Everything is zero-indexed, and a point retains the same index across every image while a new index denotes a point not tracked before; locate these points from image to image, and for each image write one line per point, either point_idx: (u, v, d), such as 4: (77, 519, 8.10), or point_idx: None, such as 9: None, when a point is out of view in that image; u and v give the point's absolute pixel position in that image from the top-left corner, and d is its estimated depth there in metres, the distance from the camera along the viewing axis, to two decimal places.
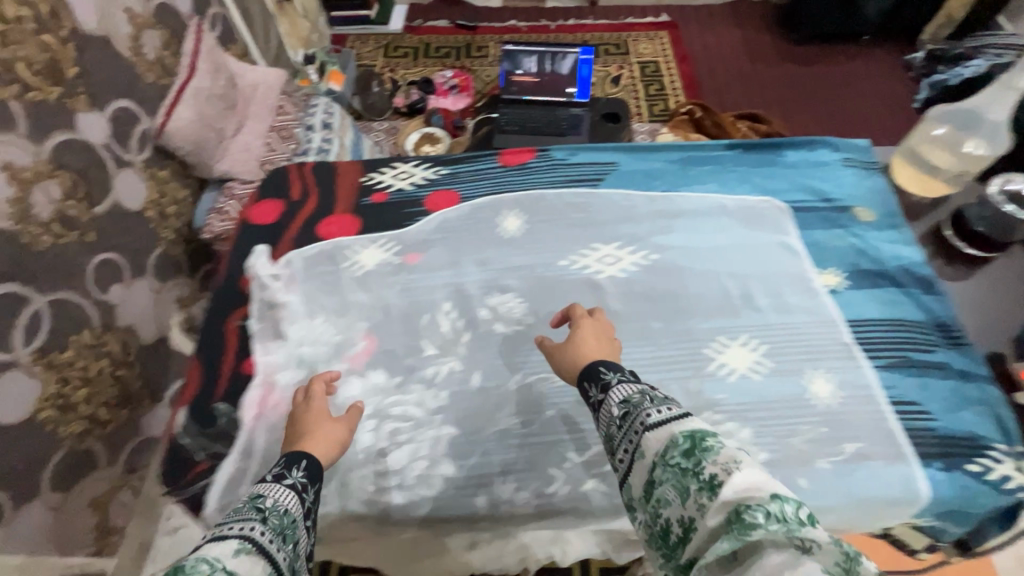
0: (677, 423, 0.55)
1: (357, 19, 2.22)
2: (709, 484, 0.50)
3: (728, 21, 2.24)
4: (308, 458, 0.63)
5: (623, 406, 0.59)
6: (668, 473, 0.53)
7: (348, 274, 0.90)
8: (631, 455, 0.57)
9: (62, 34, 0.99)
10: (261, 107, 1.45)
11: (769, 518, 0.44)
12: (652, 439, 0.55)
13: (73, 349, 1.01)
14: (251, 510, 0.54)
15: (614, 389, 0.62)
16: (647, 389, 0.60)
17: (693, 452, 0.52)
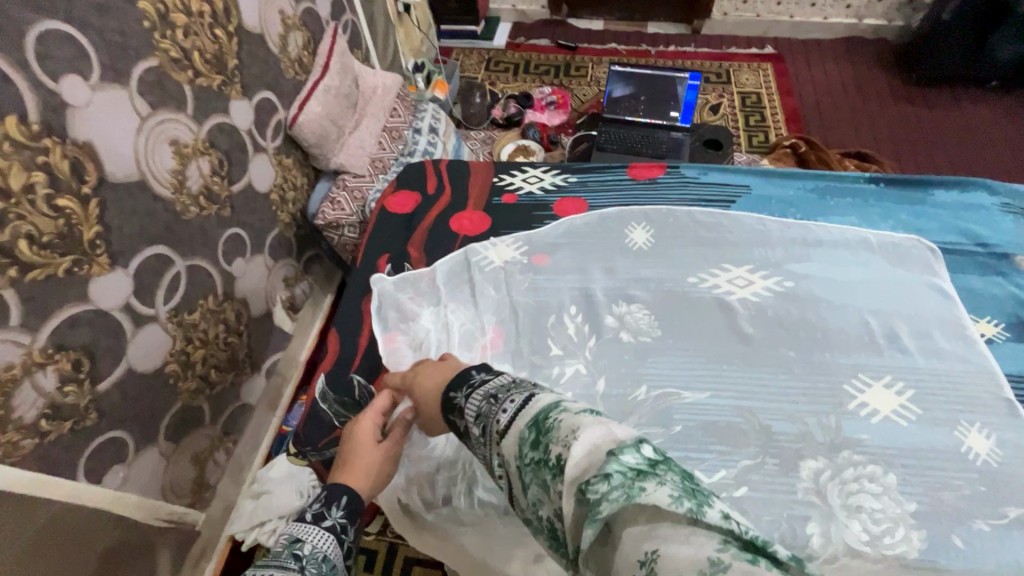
0: (522, 413, 0.51)
1: (463, 34, 2.32)
2: (556, 469, 0.45)
3: (839, 57, 2.17)
4: (347, 495, 0.68)
5: (478, 417, 0.55)
6: (528, 473, 0.48)
7: (479, 266, 0.93)
8: (501, 463, 0.52)
9: (229, 29, 1.09)
10: (377, 108, 1.54)
11: (610, 485, 0.41)
12: (508, 443, 0.51)
13: (199, 312, 1.10)
14: (288, 558, 0.60)
15: (474, 395, 0.57)
16: (497, 385, 0.56)
17: (538, 442, 0.48)
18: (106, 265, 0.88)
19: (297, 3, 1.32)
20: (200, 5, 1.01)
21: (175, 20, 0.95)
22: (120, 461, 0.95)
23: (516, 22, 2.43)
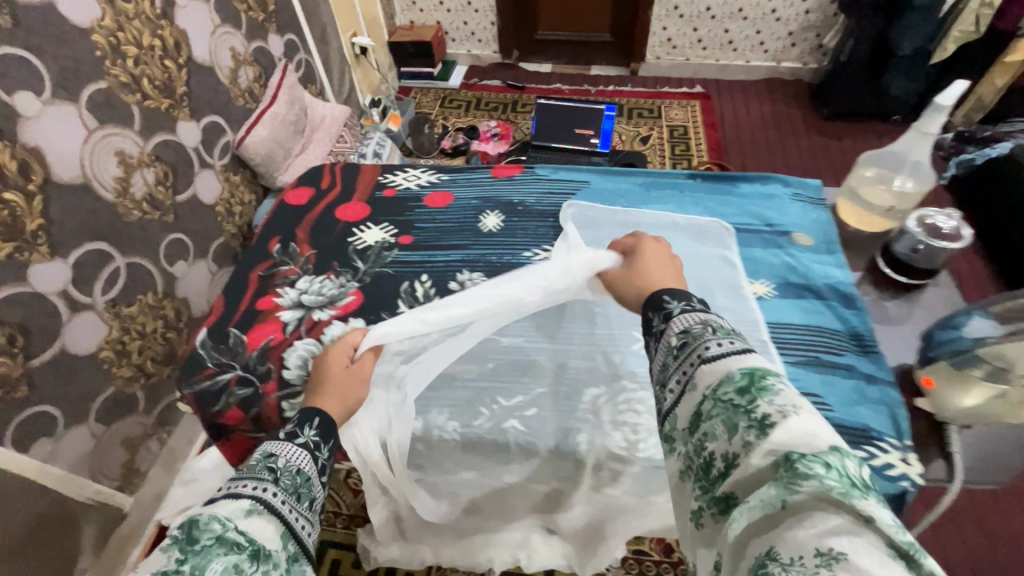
0: (734, 358, 0.48)
1: (422, 75, 2.55)
2: (759, 424, 0.43)
3: (761, 96, 2.39)
4: (321, 415, 0.59)
5: (681, 336, 0.53)
6: (717, 407, 0.46)
7: (357, 247, 0.83)
8: (681, 386, 0.51)
9: (180, 61, 1.27)
10: (324, 134, 1.71)
11: (828, 471, 0.38)
12: (707, 371, 0.49)
13: (138, 306, 1.22)
14: (261, 470, 0.49)
15: (678, 318, 0.56)
16: (698, 323, 0.54)
17: (748, 389, 0.46)
18: (47, 254, 1.00)
19: (249, 42, 1.51)
20: (151, 40, 1.18)
21: (127, 52, 1.12)
22: (48, 435, 1.04)
23: (471, 65, 2.67)
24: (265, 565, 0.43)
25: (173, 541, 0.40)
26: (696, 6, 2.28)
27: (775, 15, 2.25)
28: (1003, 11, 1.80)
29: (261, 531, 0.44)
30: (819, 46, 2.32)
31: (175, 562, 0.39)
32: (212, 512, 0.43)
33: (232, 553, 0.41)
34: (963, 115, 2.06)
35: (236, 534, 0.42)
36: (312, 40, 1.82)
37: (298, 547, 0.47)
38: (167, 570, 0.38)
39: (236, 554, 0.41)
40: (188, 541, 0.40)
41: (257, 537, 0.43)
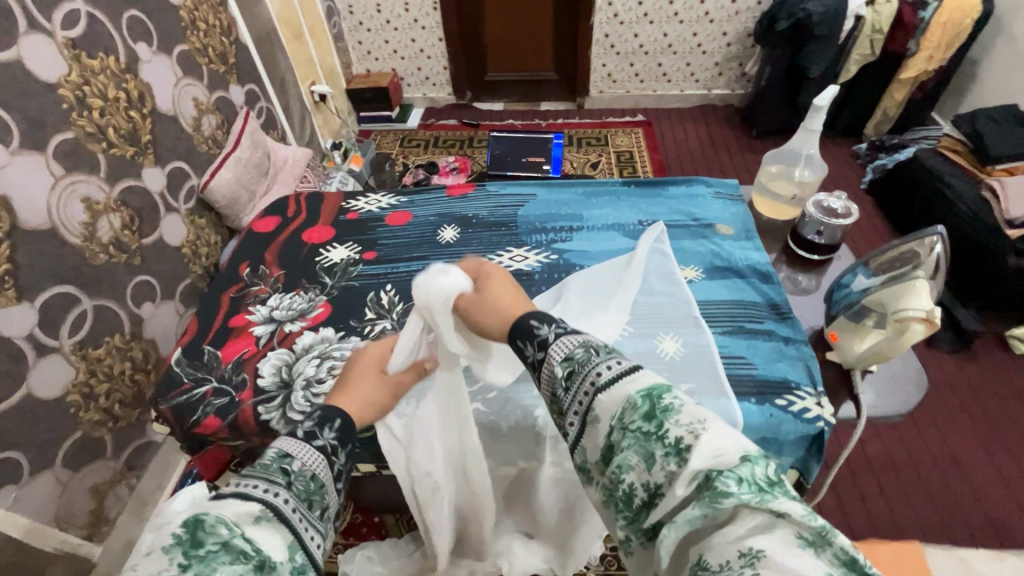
0: (626, 381, 0.50)
1: (380, 118, 2.67)
2: (676, 449, 0.45)
3: (697, 121, 2.60)
4: (342, 417, 0.61)
5: (565, 365, 0.54)
6: (629, 438, 0.48)
7: (323, 265, 0.89)
8: (584, 413, 0.52)
9: (144, 111, 1.33)
10: (288, 175, 1.78)
11: (743, 483, 0.41)
12: (606, 401, 0.50)
13: (105, 348, 1.22)
14: (276, 471, 0.49)
15: (553, 346, 0.56)
16: (579, 347, 0.54)
17: (653, 414, 0.47)
18: (13, 298, 1.02)
19: (211, 92, 1.59)
20: (116, 93, 1.24)
21: (93, 104, 1.18)
22: (13, 482, 1.03)
23: (428, 107, 2.81)
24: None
25: (176, 542, 0.39)
26: (630, 44, 2.50)
27: (701, 48, 2.48)
28: (892, 36, 2.04)
29: (268, 541, 0.43)
30: (743, 74, 2.56)
31: (176, 568, 0.37)
32: (217, 514, 0.42)
33: (238, 561, 0.39)
34: (874, 127, 2.30)
35: (242, 544, 0.41)
36: (272, 89, 1.92)
37: (305, 559, 0.45)
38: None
39: (243, 563, 0.39)
40: (191, 545, 0.39)
41: (263, 546, 0.42)
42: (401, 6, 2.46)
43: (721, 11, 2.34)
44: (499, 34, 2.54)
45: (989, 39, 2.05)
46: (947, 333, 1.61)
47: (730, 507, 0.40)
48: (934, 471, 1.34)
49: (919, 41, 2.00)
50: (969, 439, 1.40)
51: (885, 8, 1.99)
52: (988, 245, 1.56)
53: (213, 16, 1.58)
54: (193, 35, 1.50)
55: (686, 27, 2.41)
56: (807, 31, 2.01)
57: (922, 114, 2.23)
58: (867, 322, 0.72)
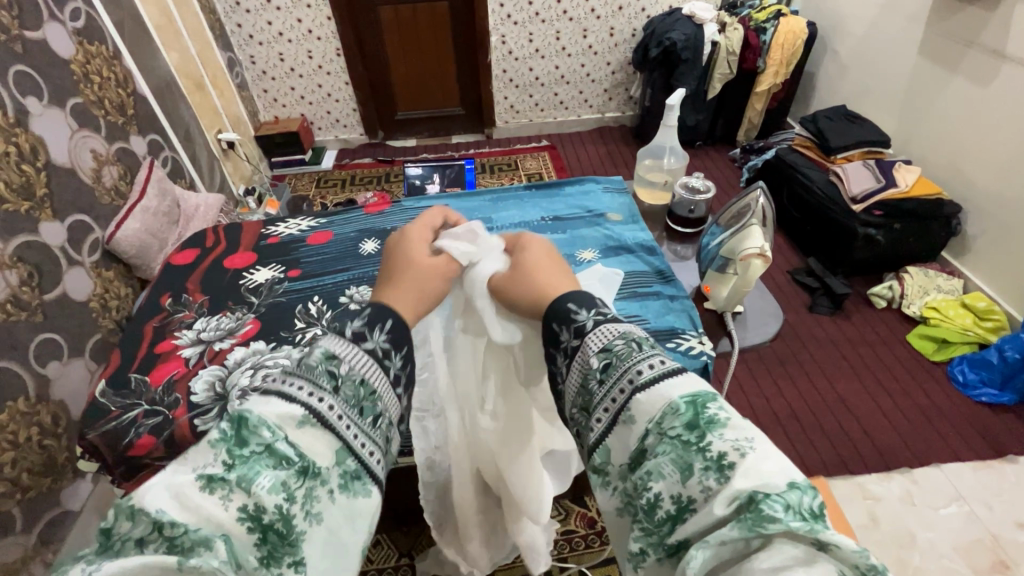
0: (669, 384, 0.43)
1: (294, 161, 2.69)
2: (716, 464, 0.38)
3: (596, 141, 2.85)
4: (394, 322, 0.52)
5: (601, 358, 0.48)
6: (666, 445, 0.41)
7: (248, 286, 0.92)
8: (621, 406, 0.45)
9: (38, 165, 1.29)
10: (202, 221, 1.76)
11: (793, 512, 0.34)
12: (645, 401, 0.43)
13: (7, 414, 1.14)
14: (320, 374, 0.44)
15: (591, 335, 0.50)
16: (620, 338, 0.48)
17: (695, 423, 0.40)
18: None
19: (111, 143, 1.56)
20: (6, 147, 1.21)
21: None
22: None
23: (341, 148, 2.87)
24: (312, 481, 0.40)
25: (222, 441, 0.39)
26: (526, 77, 2.72)
27: (590, 77, 2.75)
28: (744, 57, 2.39)
29: (312, 446, 0.41)
30: (629, 98, 2.85)
31: (222, 467, 0.38)
32: (259, 415, 0.41)
33: (279, 467, 0.39)
34: (744, 134, 2.64)
35: (285, 446, 0.40)
36: (176, 138, 1.90)
37: (355, 463, 0.43)
38: (214, 475, 0.38)
39: (286, 467, 0.39)
40: (236, 444, 0.39)
41: (307, 452, 0.41)
42: (303, 54, 2.54)
43: (602, 44, 2.63)
44: (404, 74, 2.67)
45: (819, 55, 2.46)
46: (823, 299, 1.87)
47: (774, 533, 0.33)
48: (829, 415, 1.55)
49: (765, 60, 2.36)
50: (856, 386, 1.62)
51: (735, 34, 2.33)
52: (841, 220, 1.85)
53: (107, 69, 1.57)
54: (87, 87, 1.48)
55: (574, 59, 2.67)
56: (675, 56, 2.30)
57: (779, 121, 2.60)
58: (728, 274, 0.88)
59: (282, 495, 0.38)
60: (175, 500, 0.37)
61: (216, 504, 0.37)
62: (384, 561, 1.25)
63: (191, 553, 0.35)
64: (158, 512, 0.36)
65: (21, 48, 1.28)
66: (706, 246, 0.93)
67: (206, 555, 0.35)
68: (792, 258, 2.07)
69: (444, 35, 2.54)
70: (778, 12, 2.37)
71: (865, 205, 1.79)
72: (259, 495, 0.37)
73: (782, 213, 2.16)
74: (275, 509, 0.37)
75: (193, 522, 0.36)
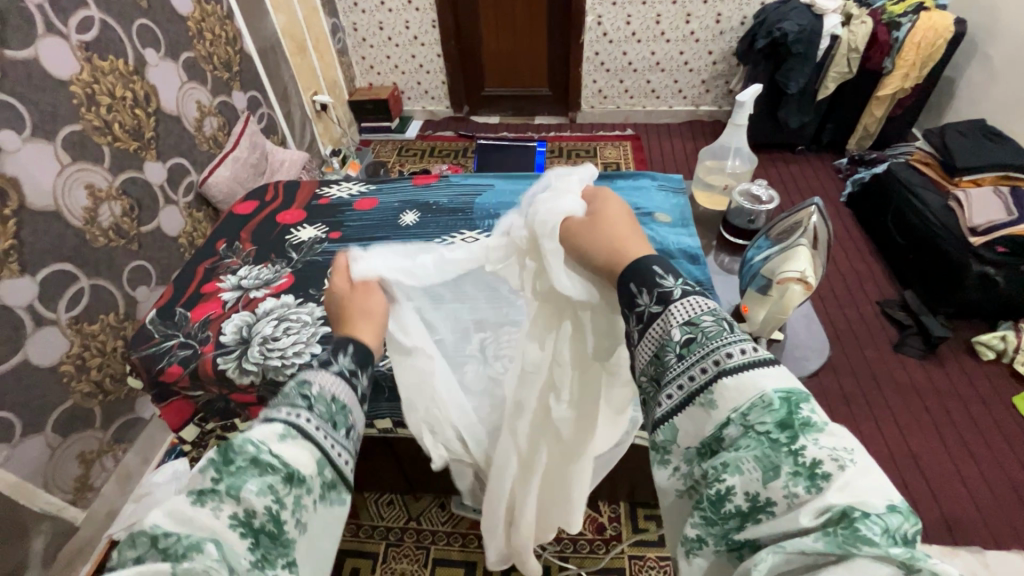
0: (759, 373, 0.42)
1: (381, 128, 2.80)
2: (808, 471, 0.37)
3: (684, 135, 2.68)
4: (355, 347, 0.57)
5: (686, 333, 0.47)
6: (750, 440, 0.40)
7: (291, 242, 0.98)
8: (699, 386, 0.45)
9: (149, 110, 1.44)
10: (285, 177, 1.89)
11: (890, 536, 0.33)
12: (731, 387, 0.43)
13: (100, 325, 1.32)
14: (296, 396, 0.48)
15: (677, 304, 0.49)
16: (706, 316, 0.47)
17: (788, 423, 0.39)
18: (17, 271, 1.12)
19: (214, 96, 1.71)
20: (123, 92, 1.36)
21: (100, 100, 1.29)
22: (5, 441, 1.11)
23: (426, 119, 2.94)
24: (298, 488, 0.44)
25: (210, 461, 0.42)
26: (619, 62, 2.60)
27: (688, 67, 2.58)
28: (869, 54, 2.11)
29: (297, 457, 0.44)
30: (729, 92, 2.64)
31: (210, 481, 0.41)
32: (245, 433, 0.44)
33: (266, 474, 0.42)
34: (855, 143, 2.36)
35: (271, 457, 0.43)
36: (274, 97, 2.04)
37: (336, 474, 0.47)
38: (205, 489, 0.40)
39: (272, 476, 0.42)
40: (223, 461, 0.42)
41: (291, 462, 0.43)
42: (401, 24, 2.60)
43: (707, 31, 2.44)
44: (495, 50, 2.66)
45: (965, 58, 2.11)
46: (914, 339, 1.65)
47: (860, 554, 0.33)
48: (895, 471, 1.37)
49: (895, 60, 2.07)
50: (940, 452, 1.41)
51: (861, 28, 2.05)
52: (955, 255, 1.60)
53: (219, 27, 1.71)
54: (200, 43, 1.62)
55: (673, 46, 2.51)
56: (785, 48, 2.08)
57: (900, 131, 2.29)
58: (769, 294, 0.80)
59: (271, 499, 0.42)
60: (166, 513, 0.39)
61: (208, 514, 0.40)
62: (394, 520, 1.31)
63: (184, 559, 0.37)
64: (153, 526, 0.39)
65: (145, 4, 1.43)
66: (750, 265, 0.84)
67: (200, 556, 0.37)
68: (885, 288, 1.84)
69: (539, 13, 2.49)
70: (920, 5, 2.06)
71: (986, 239, 1.53)
72: (248, 502, 0.41)
73: (884, 236, 1.92)
74: (265, 514, 0.41)
75: (187, 531, 0.39)
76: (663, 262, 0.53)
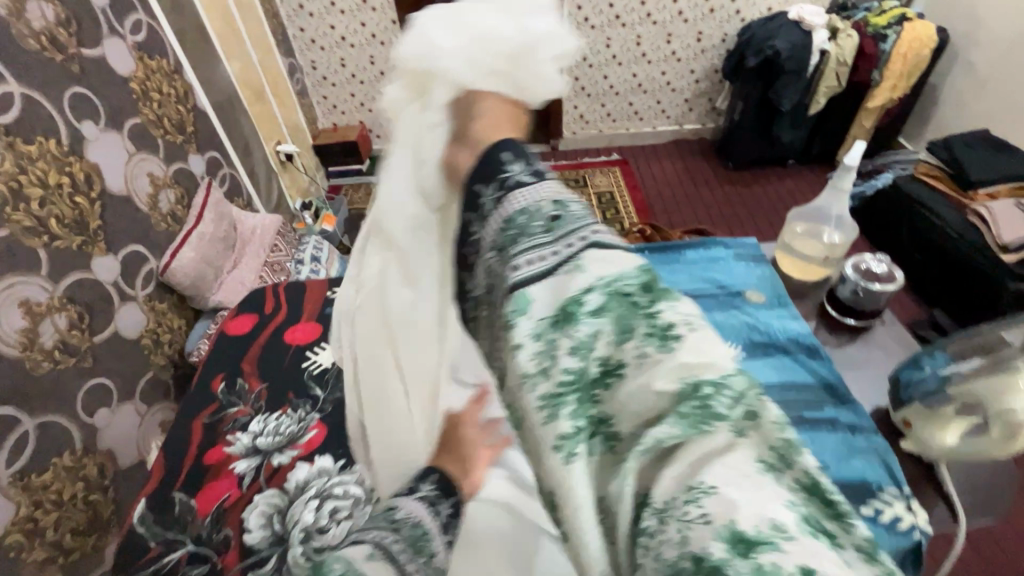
0: (618, 245, 0.35)
1: (351, 172, 2.57)
2: (661, 333, 0.31)
3: (673, 155, 2.59)
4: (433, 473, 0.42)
5: (553, 209, 0.36)
6: (608, 305, 0.33)
7: (311, 372, 0.94)
8: (558, 262, 0.34)
9: (93, 195, 1.19)
10: (257, 246, 1.65)
11: (737, 400, 0.30)
12: (595, 256, 0.34)
13: (52, 472, 1.05)
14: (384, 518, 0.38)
15: (549, 181, 0.38)
16: (573, 200, 0.37)
17: (649, 287, 0.33)
18: None
19: (168, 165, 1.46)
20: (58, 178, 1.11)
21: (30, 194, 1.04)
22: None
23: None
24: None
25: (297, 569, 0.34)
26: (600, 85, 2.49)
27: (670, 86, 2.49)
28: (856, 66, 2.07)
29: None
30: (712, 109, 2.57)
31: None
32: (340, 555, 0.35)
33: None
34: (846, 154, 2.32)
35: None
36: (235, 154, 1.80)
37: None
38: None
39: None
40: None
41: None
42: (365, 59, 2.41)
43: (687, 50, 2.37)
44: None
45: (947, 65, 2.12)
46: None
47: (711, 419, 0.30)
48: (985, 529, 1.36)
49: (883, 70, 2.05)
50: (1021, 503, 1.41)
51: (848, 41, 2.01)
52: (986, 274, 1.55)
53: (167, 84, 1.47)
54: (146, 106, 1.38)
55: (654, 67, 2.43)
56: (778, 66, 2.02)
57: (887, 139, 2.29)
58: (946, 410, 0.68)
59: None
60: None
61: None
62: None
63: None
64: None
65: (77, 69, 1.18)
66: (921, 388, 0.71)
67: None
68: (913, 309, 1.79)
69: None
70: (902, 16, 2.05)
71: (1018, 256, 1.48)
72: None
73: (898, 247, 1.89)
74: None
75: None
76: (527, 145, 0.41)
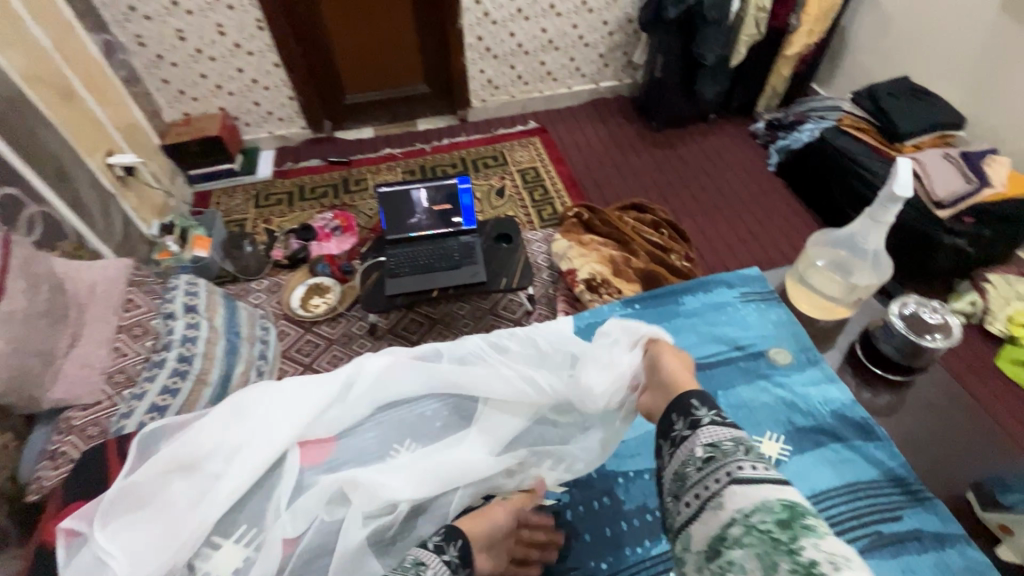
0: (765, 487, 0.52)
1: (221, 173, 2.09)
2: (804, 566, 0.44)
3: (593, 119, 2.37)
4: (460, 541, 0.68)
5: (710, 452, 0.58)
6: (753, 537, 0.48)
7: None
8: (713, 493, 0.54)
9: None
10: (104, 307, 1.11)
11: None
12: (738, 493, 0.52)
13: None
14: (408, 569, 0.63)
15: (707, 430, 0.60)
16: (732, 444, 0.57)
17: (786, 523, 0.47)
18: None
19: None
20: None
21: None
22: None
23: (279, 147, 2.27)
24: None
25: None
26: (506, 45, 2.19)
27: (583, 41, 2.25)
28: (773, 12, 1.98)
29: None
30: (629, 63, 2.37)
31: None
32: None
33: None
34: (765, 103, 2.25)
35: None
36: (44, 183, 1.31)
37: None
38: None
39: None
40: None
41: None
42: (212, 29, 1.90)
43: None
44: (349, 47, 2.07)
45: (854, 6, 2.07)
46: None
47: None
48: None
49: (800, 15, 1.95)
50: None
51: None
52: (920, 230, 1.54)
53: None
54: None
55: (565, 19, 2.16)
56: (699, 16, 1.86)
57: (801, 87, 2.25)
58: None
59: None
60: None
61: None
62: None
63: None
64: None
65: None
66: None
67: None
68: None
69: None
70: None
71: (953, 211, 1.48)
72: None
73: (834, 208, 1.84)
74: None
75: None
76: (698, 396, 0.65)
